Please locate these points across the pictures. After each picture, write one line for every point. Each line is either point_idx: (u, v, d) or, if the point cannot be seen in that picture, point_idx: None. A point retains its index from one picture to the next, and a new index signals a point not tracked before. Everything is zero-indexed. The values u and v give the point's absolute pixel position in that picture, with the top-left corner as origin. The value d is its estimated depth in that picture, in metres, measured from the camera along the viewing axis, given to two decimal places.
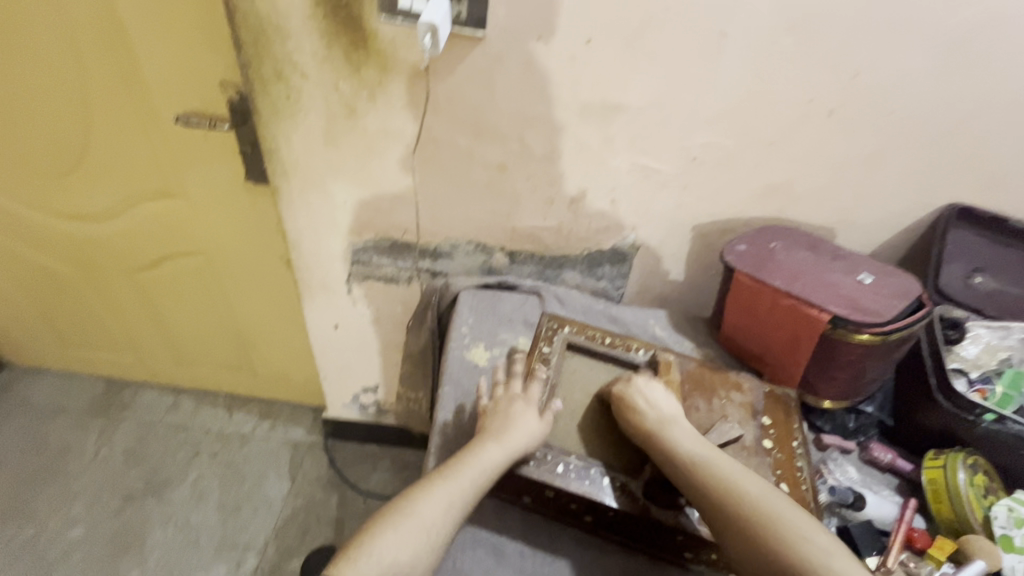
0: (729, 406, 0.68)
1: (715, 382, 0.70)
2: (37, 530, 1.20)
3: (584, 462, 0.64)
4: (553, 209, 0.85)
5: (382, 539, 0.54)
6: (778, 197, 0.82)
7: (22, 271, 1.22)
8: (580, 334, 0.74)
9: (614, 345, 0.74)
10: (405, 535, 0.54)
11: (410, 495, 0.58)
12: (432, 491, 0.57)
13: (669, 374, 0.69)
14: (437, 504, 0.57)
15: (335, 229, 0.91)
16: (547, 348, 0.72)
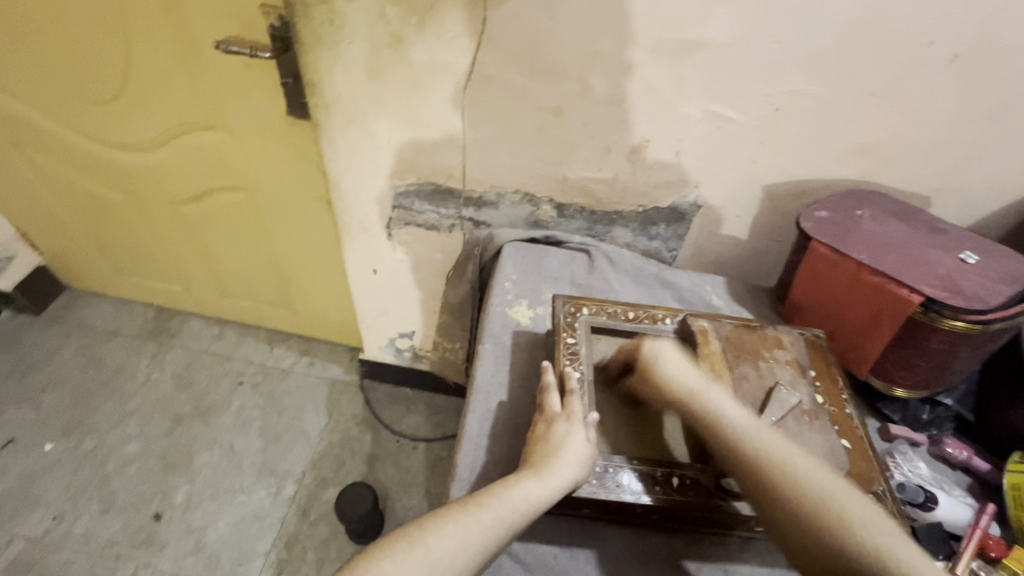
0: (777, 371, 0.57)
1: (761, 348, 0.59)
2: (96, 442, 1.28)
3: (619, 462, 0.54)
4: (610, 159, 0.78)
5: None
6: (868, 157, 0.72)
7: (73, 198, 1.24)
8: (603, 315, 0.64)
9: (638, 318, 0.64)
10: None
11: (427, 521, 0.48)
12: (454, 522, 0.47)
13: (707, 346, 0.59)
14: (457, 534, 0.46)
15: (377, 170, 0.87)
16: (572, 339, 0.62)
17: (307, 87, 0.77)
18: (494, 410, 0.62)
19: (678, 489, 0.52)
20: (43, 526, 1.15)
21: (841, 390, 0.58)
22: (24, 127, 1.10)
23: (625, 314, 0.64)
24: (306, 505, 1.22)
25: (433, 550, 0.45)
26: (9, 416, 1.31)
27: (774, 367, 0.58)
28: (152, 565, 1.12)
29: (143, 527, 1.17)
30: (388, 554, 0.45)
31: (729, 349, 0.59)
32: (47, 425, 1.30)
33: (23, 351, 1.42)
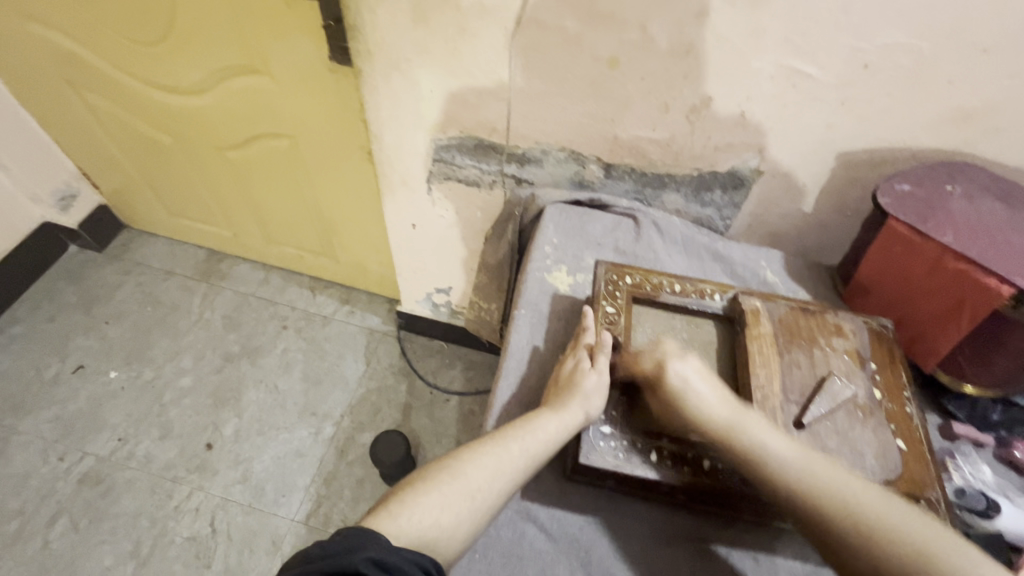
0: (831, 359, 0.53)
1: (816, 333, 0.55)
2: (154, 373, 1.37)
3: (649, 439, 0.51)
4: (668, 118, 0.72)
5: (423, 498, 0.45)
6: (967, 124, 0.63)
7: (130, 140, 1.28)
8: (646, 287, 0.60)
9: (684, 292, 0.60)
10: (451, 497, 0.46)
11: (456, 453, 0.49)
12: (482, 450, 0.49)
13: (757, 328, 0.55)
14: (486, 462, 0.48)
15: (420, 122, 0.84)
16: (611, 308, 0.59)
17: (348, 30, 0.74)
18: (526, 374, 0.61)
19: (708, 471, 0.50)
20: (109, 446, 1.25)
21: (903, 385, 0.53)
22: (80, 68, 1.12)
23: (671, 286, 0.61)
24: (343, 446, 1.28)
25: (464, 475, 0.47)
26: (77, 343, 1.41)
27: (827, 354, 0.53)
28: (205, 489, 1.21)
29: (197, 454, 1.26)
30: (420, 479, 0.47)
31: (781, 332, 0.54)
32: (110, 355, 1.40)
33: (88, 284, 1.52)
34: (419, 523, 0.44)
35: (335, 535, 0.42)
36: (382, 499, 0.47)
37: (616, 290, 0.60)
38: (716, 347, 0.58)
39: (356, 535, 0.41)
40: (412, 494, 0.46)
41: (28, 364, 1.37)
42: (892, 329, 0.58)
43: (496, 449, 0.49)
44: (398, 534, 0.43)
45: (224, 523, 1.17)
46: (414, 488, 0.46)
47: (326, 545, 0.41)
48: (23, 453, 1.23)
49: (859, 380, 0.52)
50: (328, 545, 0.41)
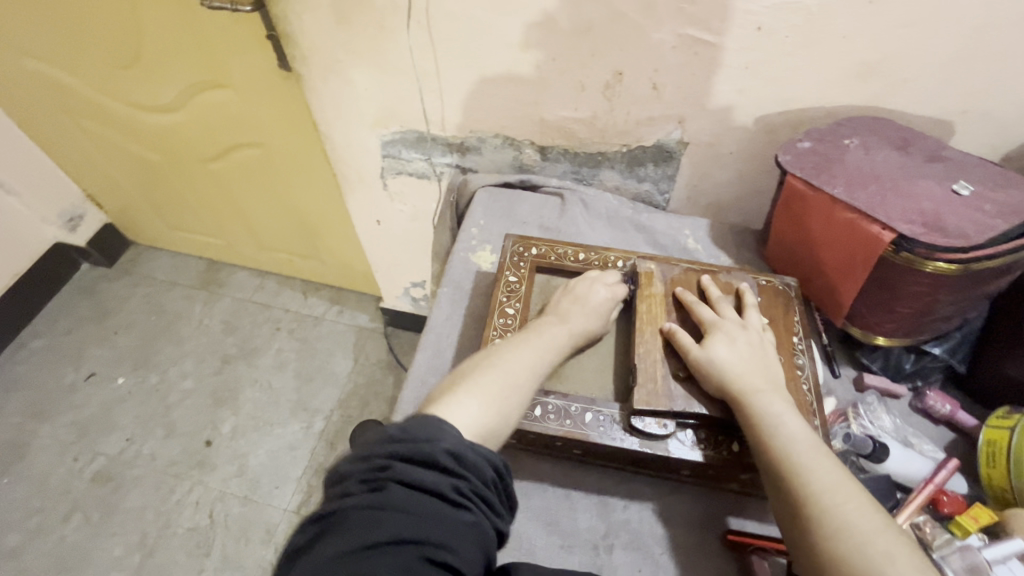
0: (722, 306, 0.53)
1: (707, 285, 0.55)
2: (160, 377, 1.46)
3: (564, 400, 0.52)
4: (586, 96, 0.75)
5: (482, 389, 0.47)
6: (875, 77, 0.63)
7: (123, 160, 1.37)
8: (550, 257, 0.62)
9: (588, 260, 0.62)
10: (506, 390, 0.48)
11: (496, 353, 0.51)
12: (520, 351, 0.51)
13: (650, 288, 0.56)
14: (529, 360, 0.51)
15: (363, 120, 0.89)
16: (515, 278, 0.60)
17: (281, 37, 0.78)
18: (444, 347, 0.63)
19: (590, 424, 0.50)
20: (119, 446, 1.34)
21: (795, 336, 0.54)
22: (70, 95, 1.21)
23: (575, 256, 0.62)
24: (333, 439, 1.35)
25: (513, 371, 0.49)
26: (91, 353, 1.51)
27: (721, 304, 0.53)
28: (205, 483, 1.29)
29: (198, 450, 1.33)
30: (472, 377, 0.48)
31: (672, 292, 0.56)
32: (120, 362, 1.49)
33: (99, 298, 1.62)
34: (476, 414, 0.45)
35: (412, 418, 0.42)
36: (436, 394, 0.48)
37: (521, 260, 0.62)
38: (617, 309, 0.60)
39: (437, 424, 0.41)
40: (469, 388, 0.47)
41: (47, 374, 1.47)
42: (795, 287, 0.58)
43: (538, 348, 0.52)
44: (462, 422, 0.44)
45: (222, 514, 1.24)
46: (471, 385, 0.47)
47: (406, 428, 0.41)
48: (41, 455, 1.33)
49: (751, 323, 0.52)
50: (407, 426, 0.41)
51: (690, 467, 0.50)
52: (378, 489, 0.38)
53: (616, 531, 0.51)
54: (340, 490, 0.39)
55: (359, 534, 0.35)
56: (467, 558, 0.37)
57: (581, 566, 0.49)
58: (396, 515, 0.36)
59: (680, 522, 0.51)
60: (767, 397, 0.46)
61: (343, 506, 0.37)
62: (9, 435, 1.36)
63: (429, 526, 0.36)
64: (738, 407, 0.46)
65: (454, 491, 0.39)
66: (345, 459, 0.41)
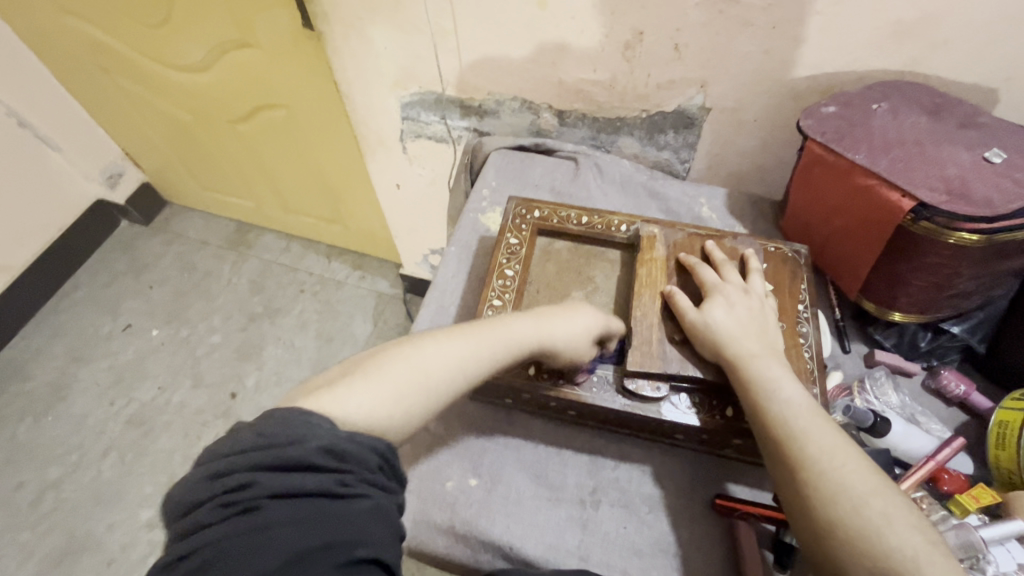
0: (726, 270, 0.52)
1: (712, 249, 0.54)
2: (190, 330, 1.53)
3: (558, 358, 0.52)
4: (605, 57, 0.73)
5: (379, 388, 0.41)
6: (913, 38, 0.60)
7: (158, 121, 1.41)
8: (553, 220, 0.62)
9: (592, 224, 0.61)
10: (407, 393, 0.42)
11: (418, 340, 0.46)
12: (447, 343, 0.45)
13: (652, 252, 0.55)
14: (448, 355, 0.45)
15: (383, 81, 0.89)
16: (516, 240, 0.60)
17: None
18: (448, 304, 0.64)
19: (582, 384, 0.51)
20: (151, 393, 1.42)
21: (800, 304, 0.53)
22: (108, 54, 1.25)
23: (579, 219, 0.62)
24: None
25: (424, 372, 0.43)
26: (127, 305, 1.59)
27: (725, 267, 0.52)
28: (229, 432, 1.35)
29: (224, 401, 1.40)
30: (372, 369, 0.42)
31: (675, 256, 0.55)
32: (154, 315, 1.57)
33: (136, 254, 1.70)
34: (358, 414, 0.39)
35: (271, 417, 0.37)
36: (324, 377, 0.42)
37: (523, 223, 0.61)
38: (619, 273, 0.60)
39: (298, 422, 0.36)
40: (362, 379, 0.41)
41: (87, 323, 1.56)
42: (806, 256, 0.56)
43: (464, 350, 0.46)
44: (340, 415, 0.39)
45: None
46: (361, 378, 0.41)
47: (263, 433, 0.36)
48: (81, 398, 1.42)
49: (755, 288, 0.51)
50: (265, 430, 0.36)
51: (683, 432, 0.50)
52: (248, 511, 0.33)
53: (604, 489, 0.51)
54: (202, 521, 0.33)
55: (235, 570, 0.31)
56: (371, 542, 0.34)
57: (568, 518, 0.50)
58: (277, 535, 0.32)
59: (671, 482, 0.52)
60: (764, 360, 0.45)
61: (211, 538, 0.32)
62: (53, 377, 1.46)
63: (321, 529, 0.33)
64: (733, 371, 0.46)
65: (339, 486, 0.35)
66: (195, 482, 0.35)
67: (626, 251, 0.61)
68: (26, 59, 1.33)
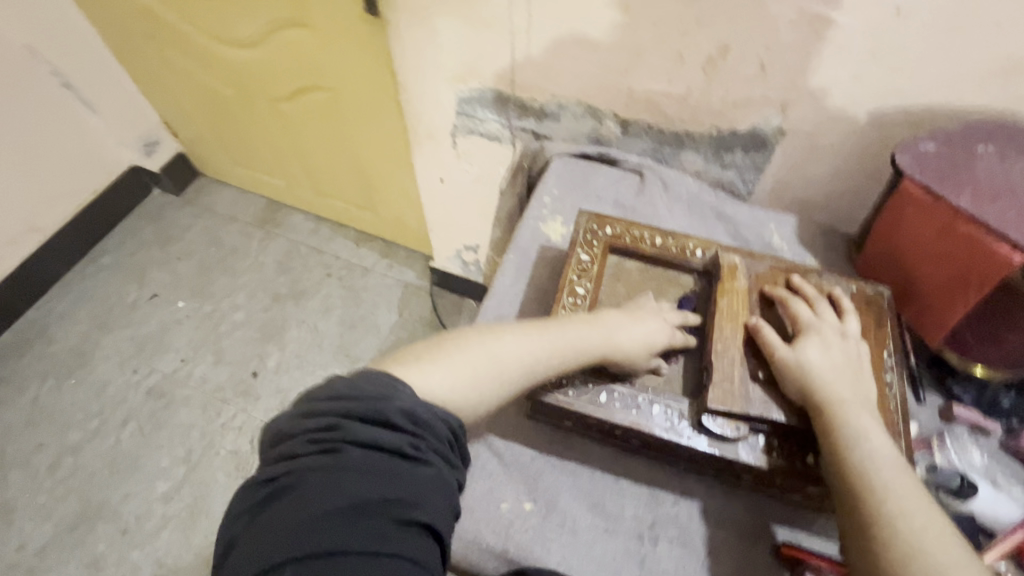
0: (818, 308, 0.50)
1: (800, 283, 0.52)
2: (214, 305, 1.52)
3: (631, 389, 0.50)
4: (682, 70, 0.70)
5: (455, 365, 0.46)
6: (1021, 78, 0.57)
7: (199, 92, 1.40)
8: (625, 239, 0.59)
9: (665, 246, 0.59)
10: (483, 374, 0.46)
11: (500, 333, 0.49)
12: (524, 338, 0.49)
13: (732, 282, 0.53)
14: (524, 350, 0.48)
15: (443, 74, 0.87)
16: (586, 256, 0.58)
17: None
18: (507, 315, 0.62)
19: (655, 419, 0.49)
20: (173, 365, 1.42)
21: (886, 351, 0.50)
22: (156, 22, 1.23)
23: (652, 240, 0.59)
24: None
25: (501, 353, 0.47)
26: (154, 275, 1.59)
27: (818, 305, 0.50)
28: (248, 411, 1.35)
29: (245, 380, 1.39)
30: (446, 349, 0.47)
31: (758, 288, 0.53)
32: (179, 287, 1.56)
33: (165, 223, 1.69)
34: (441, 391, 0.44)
35: (362, 375, 0.43)
36: (409, 352, 0.48)
37: (594, 239, 0.59)
38: (691, 300, 0.58)
39: (385, 383, 0.41)
40: (437, 359, 0.46)
41: (113, 290, 1.56)
42: (887, 296, 0.54)
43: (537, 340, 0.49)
44: (421, 384, 0.44)
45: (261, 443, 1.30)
46: (438, 356, 0.46)
47: (356, 387, 0.41)
48: (103, 364, 1.42)
49: (849, 331, 0.48)
50: (356, 385, 0.41)
51: (756, 475, 0.48)
52: (332, 451, 0.38)
53: (662, 525, 0.49)
54: (289, 453, 0.39)
55: (318, 497, 0.36)
56: (434, 508, 0.38)
57: (625, 552, 0.48)
58: (355, 476, 0.37)
59: (734, 525, 0.50)
60: (855, 410, 0.43)
61: (297, 468, 0.38)
62: (77, 342, 1.46)
63: (389, 484, 0.37)
64: (820, 416, 0.44)
65: (411, 449, 0.39)
66: (292, 417, 0.42)
67: (698, 277, 0.59)
68: (75, 19, 1.32)
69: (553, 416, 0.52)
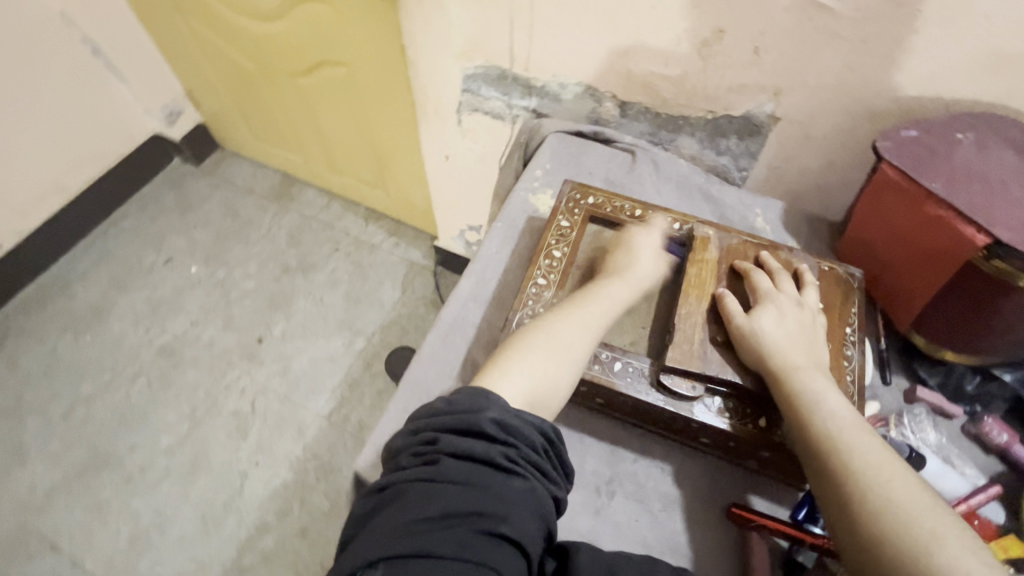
0: (779, 280, 0.52)
1: (766, 258, 0.54)
2: (226, 273, 1.57)
3: (595, 346, 0.52)
4: (679, 52, 0.71)
5: (530, 356, 0.49)
6: (1011, 70, 0.57)
7: (222, 64, 1.44)
8: (606, 209, 0.61)
9: (644, 217, 0.60)
10: (559, 361, 0.49)
11: (554, 318, 0.52)
12: (567, 312, 0.53)
13: (703, 253, 0.55)
14: (579, 324, 0.52)
15: (450, 51, 0.89)
16: (566, 224, 0.60)
17: None
18: (490, 278, 0.64)
19: (616, 373, 0.51)
20: (184, 327, 1.47)
21: (848, 327, 0.52)
22: None
23: (632, 212, 0.61)
24: (370, 359, 1.42)
25: (570, 339, 0.50)
26: (170, 240, 1.64)
27: (780, 278, 0.52)
28: (251, 375, 1.40)
29: (251, 345, 1.44)
30: (521, 346, 0.50)
31: (727, 261, 0.54)
32: (194, 253, 1.61)
33: (184, 192, 1.75)
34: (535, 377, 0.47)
35: (459, 391, 0.46)
36: (488, 361, 0.50)
37: (575, 207, 0.61)
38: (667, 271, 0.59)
39: (481, 396, 0.44)
40: (519, 360, 0.48)
41: (131, 252, 1.62)
42: (859, 280, 0.55)
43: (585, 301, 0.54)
44: (509, 389, 0.47)
45: (262, 405, 1.35)
46: (521, 356, 0.49)
47: (456, 402, 0.44)
48: (118, 322, 1.48)
49: (808, 302, 0.50)
50: (454, 401, 0.44)
51: (711, 437, 0.50)
52: (431, 461, 0.41)
53: (621, 481, 0.52)
54: (396, 465, 0.42)
55: (415, 505, 0.38)
56: (521, 520, 0.39)
57: (583, 503, 0.50)
58: (450, 487, 0.39)
59: (691, 486, 0.51)
60: (807, 374, 0.45)
61: (401, 477, 0.41)
62: (95, 299, 1.52)
63: (482, 496, 0.39)
64: (776, 383, 0.45)
65: (503, 460, 0.41)
66: (400, 434, 0.45)
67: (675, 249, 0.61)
68: None
69: None
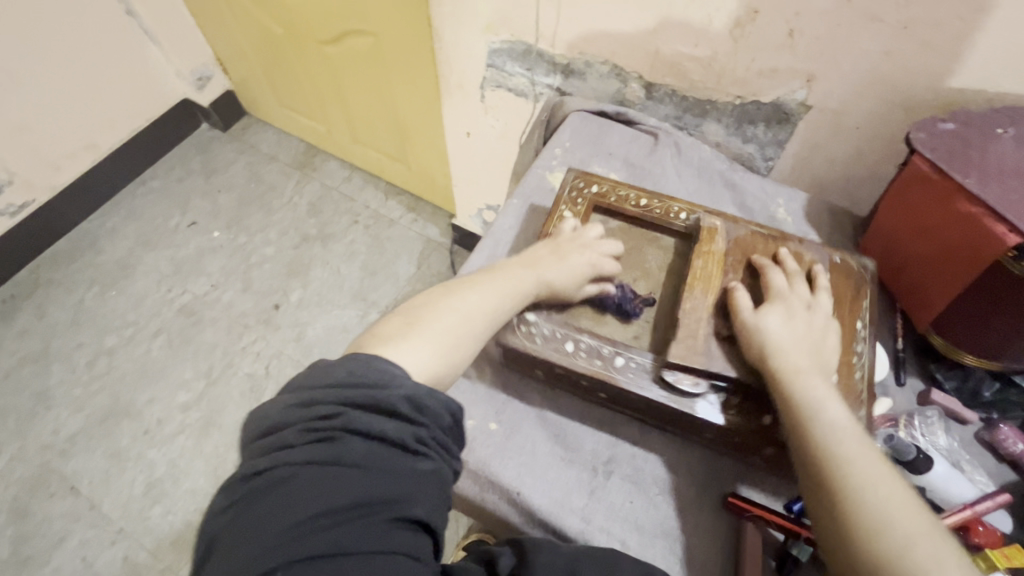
0: (793, 279, 0.51)
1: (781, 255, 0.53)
2: (246, 238, 1.60)
3: (597, 340, 0.52)
4: (710, 33, 0.69)
5: (434, 331, 0.46)
6: None
7: (251, 30, 1.45)
8: (609, 198, 0.61)
9: (649, 207, 0.60)
10: (453, 341, 0.47)
11: (456, 295, 0.50)
12: (476, 292, 0.50)
13: (711, 244, 0.54)
14: (486, 303, 0.50)
15: (476, 23, 0.88)
16: (569, 215, 0.60)
17: None
18: (500, 253, 0.64)
19: (619, 368, 0.50)
20: (204, 289, 1.51)
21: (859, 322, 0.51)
22: None
23: (638, 201, 0.60)
24: None
25: (473, 317, 0.48)
26: (195, 203, 1.67)
27: (794, 276, 0.51)
28: (267, 339, 1.43)
29: (267, 310, 1.47)
30: (424, 320, 0.47)
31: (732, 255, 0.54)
32: (217, 217, 1.64)
33: (210, 156, 1.77)
34: (412, 365, 0.44)
35: (363, 360, 0.42)
36: (385, 326, 0.47)
37: (579, 198, 0.61)
38: (673, 261, 0.59)
39: (389, 370, 0.41)
40: (419, 334, 0.46)
41: (157, 212, 1.65)
42: (872, 271, 0.54)
43: (502, 294, 0.51)
44: (412, 360, 0.44)
45: (276, 369, 1.38)
46: (419, 332, 0.46)
47: (358, 372, 0.41)
48: (142, 279, 1.52)
49: (818, 305, 0.49)
50: (362, 373, 0.41)
51: (710, 431, 0.49)
52: (330, 439, 0.38)
53: (618, 461, 0.52)
54: (288, 441, 0.38)
55: (310, 493, 0.36)
56: (430, 504, 0.39)
57: (578, 480, 0.50)
58: (355, 472, 0.37)
59: (688, 474, 0.51)
60: (809, 377, 0.44)
61: (298, 456, 0.37)
62: (121, 256, 1.57)
63: (386, 481, 0.37)
64: (775, 380, 0.45)
65: (415, 442, 0.39)
66: (285, 407, 0.41)
67: (681, 240, 0.60)
68: None
69: (534, 366, 0.53)
